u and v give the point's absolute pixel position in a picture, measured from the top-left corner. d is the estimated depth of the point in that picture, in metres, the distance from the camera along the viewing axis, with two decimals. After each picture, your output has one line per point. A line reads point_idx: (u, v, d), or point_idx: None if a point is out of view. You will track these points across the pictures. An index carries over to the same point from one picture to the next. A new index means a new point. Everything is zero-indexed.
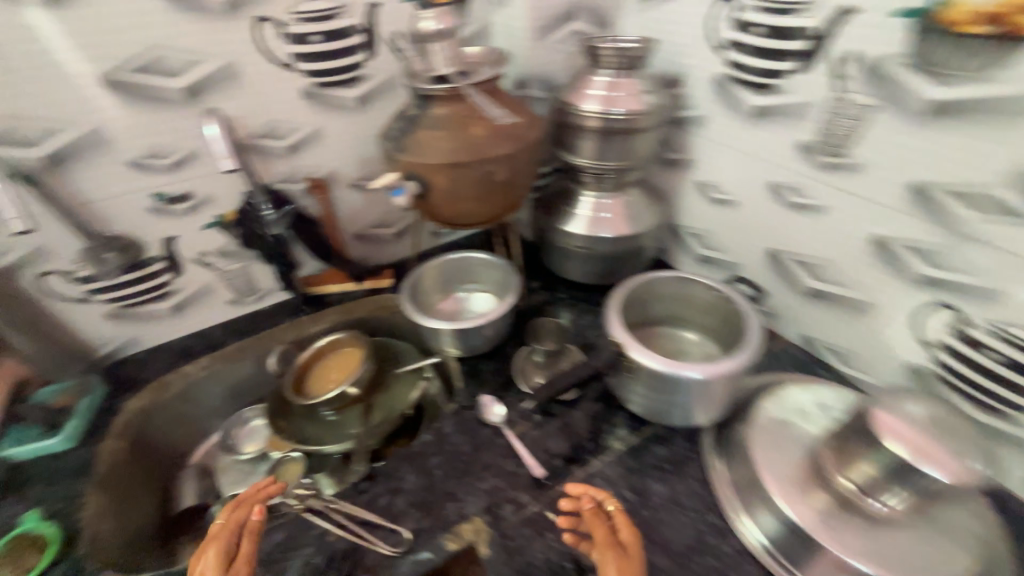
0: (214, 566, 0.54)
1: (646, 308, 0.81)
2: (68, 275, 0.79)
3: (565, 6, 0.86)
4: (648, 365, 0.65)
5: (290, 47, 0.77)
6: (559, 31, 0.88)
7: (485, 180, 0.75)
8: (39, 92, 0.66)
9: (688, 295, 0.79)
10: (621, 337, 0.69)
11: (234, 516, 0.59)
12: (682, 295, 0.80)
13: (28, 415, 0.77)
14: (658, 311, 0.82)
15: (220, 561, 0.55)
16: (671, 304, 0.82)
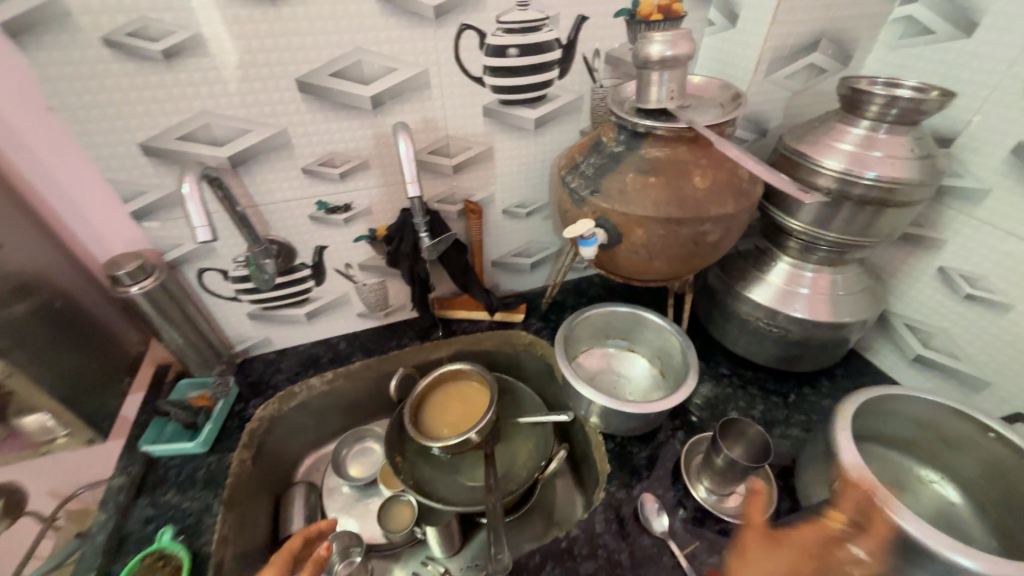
0: None
1: (874, 425, 0.67)
2: (225, 273, 0.77)
3: (809, 34, 0.71)
4: (897, 522, 0.51)
5: (486, 59, 0.69)
6: (793, 63, 0.73)
7: (693, 241, 0.62)
8: (239, 90, 0.61)
9: (941, 426, 0.64)
10: (861, 475, 0.56)
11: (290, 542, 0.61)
12: (933, 424, 0.65)
13: (172, 414, 0.74)
14: (887, 431, 0.69)
15: None
16: (910, 429, 0.67)
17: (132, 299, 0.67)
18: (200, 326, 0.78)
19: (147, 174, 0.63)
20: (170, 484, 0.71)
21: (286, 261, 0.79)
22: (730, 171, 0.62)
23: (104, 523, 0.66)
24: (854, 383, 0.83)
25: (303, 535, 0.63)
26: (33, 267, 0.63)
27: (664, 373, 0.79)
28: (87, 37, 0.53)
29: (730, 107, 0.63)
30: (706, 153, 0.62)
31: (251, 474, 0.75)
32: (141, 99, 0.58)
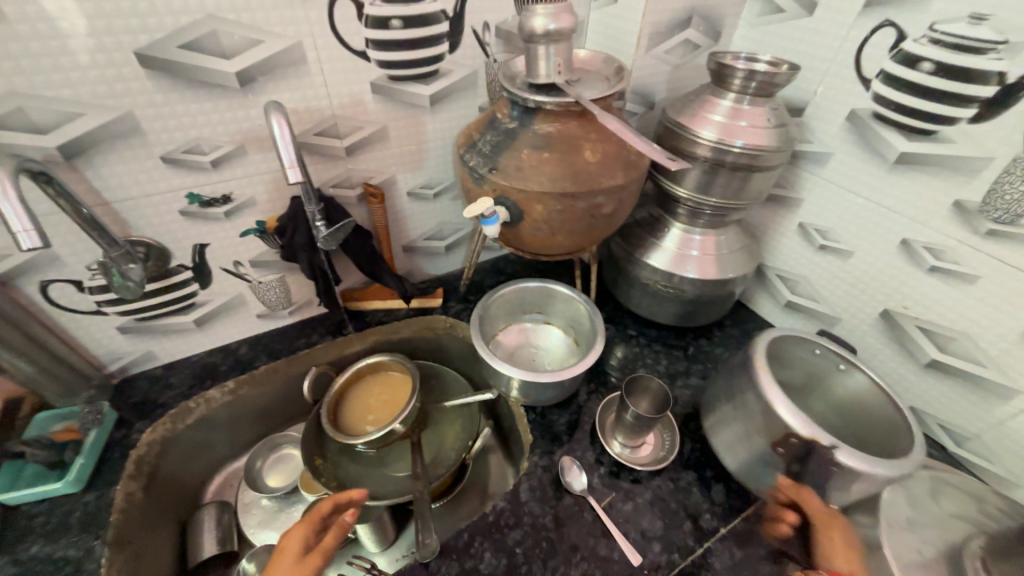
0: (296, 550, 0.56)
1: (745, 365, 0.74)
2: (78, 284, 0.66)
3: (683, 10, 0.75)
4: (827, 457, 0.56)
5: (367, 31, 0.64)
6: (671, 38, 0.77)
7: (590, 214, 0.64)
8: (58, 66, 0.51)
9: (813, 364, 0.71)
10: (802, 425, 0.58)
11: (320, 505, 0.62)
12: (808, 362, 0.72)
13: (29, 455, 0.64)
14: None
15: (301, 546, 0.56)
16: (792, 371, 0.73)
17: None
18: (54, 349, 0.67)
19: None
20: (37, 535, 0.61)
21: (157, 264, 0.69)
22: (619, 144, 0.65)
23: None
24: (741, 331, 0.94)
25: (332, 502, 0.63)
26: None
27: (578, 342, 0.83)
28: None
29: (615, 81, 0.65)
30: (596, 127, 0.64)
31: (142, 507, 0.67)
32: None
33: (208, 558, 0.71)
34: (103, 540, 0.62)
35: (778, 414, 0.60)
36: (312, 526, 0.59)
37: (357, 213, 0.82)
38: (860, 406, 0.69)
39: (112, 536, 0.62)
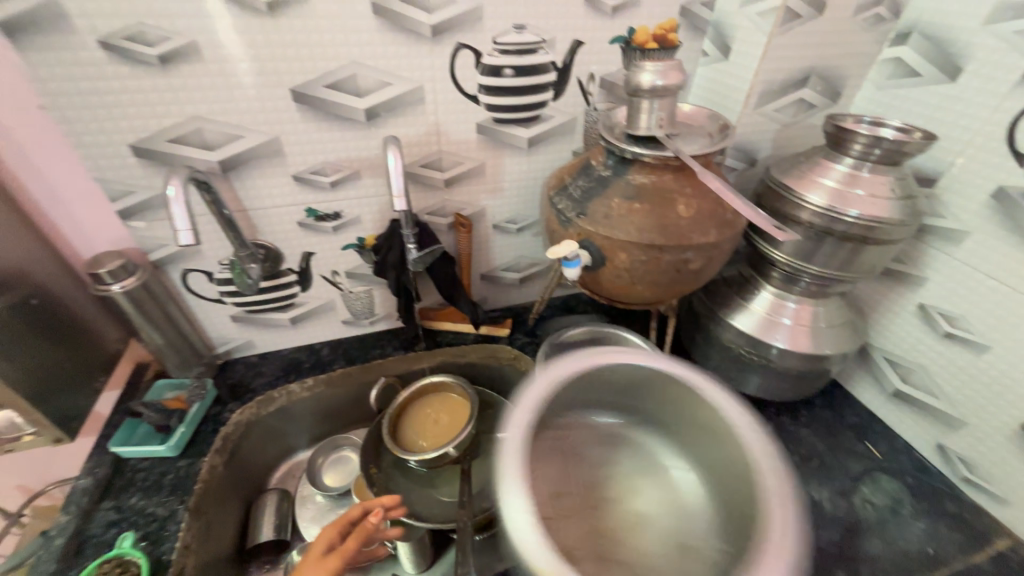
0: (322, 545, 0.59)
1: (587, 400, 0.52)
2: (209, 275, 0.77)
3: (800, 70, 0.72)
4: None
5: (481, 78, 0.70)
6: (783, 97, 0.74)
7: (675, 268, 0.62)
8: (232, 96, 0.61)
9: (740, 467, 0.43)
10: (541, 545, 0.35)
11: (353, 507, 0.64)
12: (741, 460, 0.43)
13: (144, 416, 0.73)
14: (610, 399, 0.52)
15: (326, 543, 0.59)
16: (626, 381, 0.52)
17: (111, 297, 0.67)
18: (181, 327, 0.77)
19: (136, 175, 0.63)
20: (135, 489, 0.70)
21: (271, 266, 0.78)
22: (714, 201, 0.63)
23: (65, 526, 0.65)
24: (833, 415, 0.84)
25: (360, 508, 0.64)
26: (12, 262, 0.62)
27: None
28: (81, 39, 0.53)
29: (718, 138, 0.64)
30: (691, 182, 0.63)
31: (219, 481, 0.74)
32: (133, 101, 0.58)
33: (263, 543, 0.75)
34: (185, 505, 0.68)
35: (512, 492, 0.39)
36: (339, 531, 0.61)
37: (444, 239, 0.88)
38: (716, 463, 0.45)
39: (193, 504, 0.68)
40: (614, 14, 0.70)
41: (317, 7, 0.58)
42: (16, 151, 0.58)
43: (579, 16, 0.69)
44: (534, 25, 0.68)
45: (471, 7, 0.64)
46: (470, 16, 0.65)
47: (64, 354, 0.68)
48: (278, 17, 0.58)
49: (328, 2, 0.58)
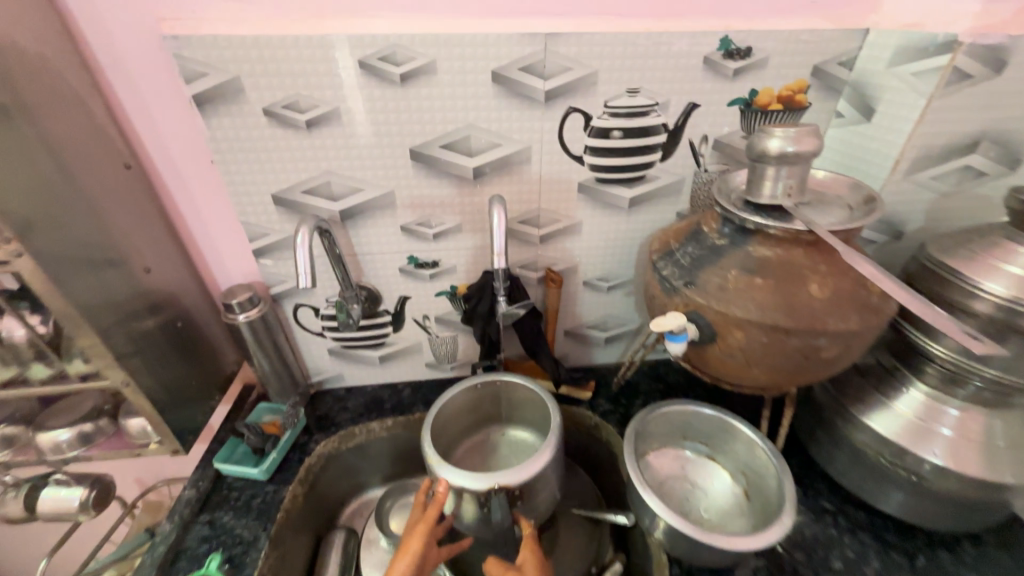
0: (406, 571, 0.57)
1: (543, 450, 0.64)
2: (316, 310, 0.83)
3: (967, 134, 0.62)
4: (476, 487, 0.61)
5: (589, 139, 0.70)
6: (943, 164, 0.64)
7: (804, 355, 0.54)
8: (359, 154, 0.67)
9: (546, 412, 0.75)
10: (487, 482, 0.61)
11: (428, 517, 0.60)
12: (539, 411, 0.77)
13: (246, 436, 0.78)
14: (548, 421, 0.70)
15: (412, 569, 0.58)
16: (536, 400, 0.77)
17: (237, 325, 0.74)
18: (286, 356, 0.83)
19: (273, 220, 0.71)
20: (228, 507, 0.74)
21: (370, 306, 0.83)
22: (856, 282, 0.54)
23: (167, 534, 0.69)
24: (1011, 560, 0.65)
25: (419, 538, 0.59)
26: (167, 289, 0.71)
27: (750, 495, 0.68)
28: (251, 107, 0.62)
29: (859, 212, 0.56)
30: (826, 259, 0.55)
31: (297, 512, 0.75)
32: (280, 157, 0.66)
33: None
34: (266, 533, 0.70)
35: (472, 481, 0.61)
36: (416, 559, 0.58)
37: (533, 292, 0.86)
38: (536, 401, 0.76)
39: (274, 533, 0.70)
40: (736, 76, 0.67)
41: (443, 77, 0.63)
42: (186, 197, 0.69)
43: (696, 79, 0.66)
44: (647, 89, 0.67)
45: (586, 74, 0.65)
46: (584, 82, 0.65)
47: (192, 372, 0.76)
48: (408, 86, 0.63)
49: (453, 72, 0.63)
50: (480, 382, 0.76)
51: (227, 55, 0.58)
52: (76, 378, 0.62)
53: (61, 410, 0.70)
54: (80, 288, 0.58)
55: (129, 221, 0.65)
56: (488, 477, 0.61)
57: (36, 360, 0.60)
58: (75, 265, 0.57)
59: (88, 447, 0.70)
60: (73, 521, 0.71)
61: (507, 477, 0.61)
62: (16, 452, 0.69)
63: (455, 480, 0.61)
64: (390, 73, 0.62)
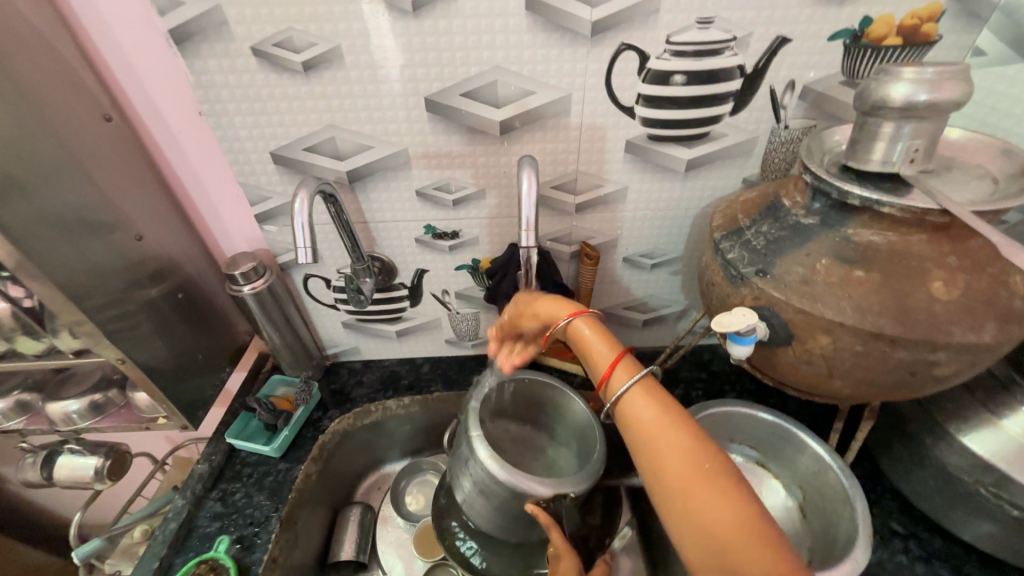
0: None
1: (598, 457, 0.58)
2: (327, 282, 0.76)
3: None
4: (539, 491, 0.54)
5: (643, 87, 0.56)
6: None
7: (911, 371, 0.43)
8: (370, 105, 0.57)
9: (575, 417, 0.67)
10: (545, 490, 0.54)
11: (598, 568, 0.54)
12: (581, 421, 0.67)
13: (257, 412, 0.74)
14: (576, 416, 0.67)
15: None
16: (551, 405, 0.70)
17: (242, 297, 0.68)
18: (298, 330, 0.78)
19: (273, 181, 0.63)
20: (241, 483, 0.73)
21: (384, 279, 0.75)
22: (995, 280, 0.42)
23: (179, 509, 0.68)
24: None
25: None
26: (167, 256, 0.65)
27: (807, 512, 0.60)
28: (239, 46, 0.52)
29: (1010, 188, 0.44)
30: (957, 248, 0.43)
31: (314, 489, 0.72)
32: (276, 108, 0.57)
33: (344, 561, 0.71)
34: (277, 515, 0.68)
35: (529, 482, 0.55)
36: None
37: (565, 269, 0.76)
38: (557, 402, 0.69)
39: (286, 513, 0.67)
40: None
41: (466, 5, 0.51)
42: (178, 154, 0.61)
43: (791, 4, 0.51)
44: (723, 19, 0.52)
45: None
46: (642, 10, 0.52)
47: (201, 344, 0.72)
48: (422, 19, 0.51)
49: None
50: (511, 381, 0.66)
51: None
52: (70, 353, 0.59)
53: (70, 380, 0.68)
54: (60, 259, 0.52)
55: (117, 183, 0.58)
56: (553, 484, 0.55)
57: (25, 334, 0.57)
58: (52, 234, 0.52)
59: (99, 418, 0.69)
60: (92, 488, 0.73)
61: (573, 482, 0.55)
62: (29, 420, 0.69)
63: (516, 484, 0.54)
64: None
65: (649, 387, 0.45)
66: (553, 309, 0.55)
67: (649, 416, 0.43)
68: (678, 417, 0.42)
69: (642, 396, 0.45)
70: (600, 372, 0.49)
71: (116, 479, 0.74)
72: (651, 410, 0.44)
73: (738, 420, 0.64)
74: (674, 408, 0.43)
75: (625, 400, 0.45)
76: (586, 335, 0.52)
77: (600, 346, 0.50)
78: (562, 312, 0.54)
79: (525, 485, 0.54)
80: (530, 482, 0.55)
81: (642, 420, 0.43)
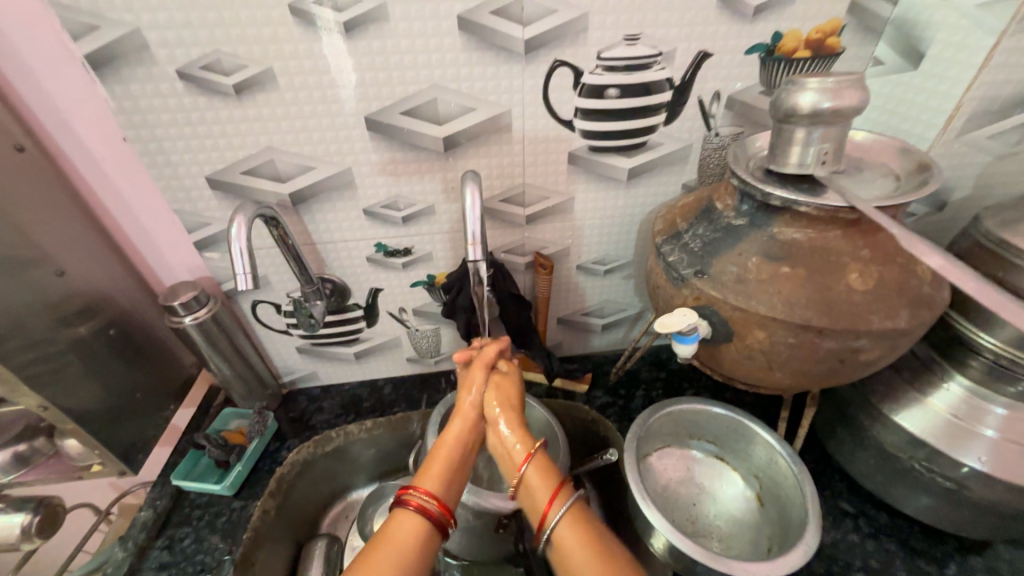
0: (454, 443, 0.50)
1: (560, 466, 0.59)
2: (277, 307, 0.74)
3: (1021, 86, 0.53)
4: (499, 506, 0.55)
5: (580, 100, 0.58)
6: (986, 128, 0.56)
7: (838, 359, 0.46)
8: (309, 126, 0.56)
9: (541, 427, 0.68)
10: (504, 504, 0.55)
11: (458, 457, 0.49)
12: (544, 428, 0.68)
13: (206, 449, 0.70)
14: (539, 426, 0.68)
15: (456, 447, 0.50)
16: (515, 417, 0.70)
17: (184, 329, 0.65)
18: (249, 359, 0.75)
19: (212, 207, 0.61)
20: (190, 527, 0.68)
21: (338, 300, 0.74)
22: (904, 269, 0.46)
23: (120, 563, 0.64)
24: None
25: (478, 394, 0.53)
26: (97, 291, 0.62)
27: (764, 501, 0.62)
28: (164, 70, 0.50)
29: (909, 184, 0.48)
30: (869, 242, 0.46)
31: (272, 526, 0.69)
32: (210, 132, 0.55)
33: None
34: (231, 558, 0.64)
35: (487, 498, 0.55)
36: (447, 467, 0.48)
37: (521, 280, 0.77)
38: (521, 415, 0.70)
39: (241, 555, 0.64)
40: (757, 16, 0.55)
41: (399, 26, 0.51)
42: (104, 183, 0.58)
43: (709, 20, 0.55)
44: (649, 36, 0.55)
45: (574, 17, 0.53)
46: (572, 28, 0.54)
47: (139, 382, 0.68)
48: (356, 39, 0.51)
49: (410, 18, 0.51)
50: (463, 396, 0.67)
51: (121, 3, 0.46)
52: None
53: None
54: None
55: (35, 218, 0.54)
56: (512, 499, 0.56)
57: None
58: None
59: (24, 470, 0.63)
60: (18, 550, 0.66)
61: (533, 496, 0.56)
62: None
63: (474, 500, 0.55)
64: (332, 21, 0.50)
65: (581, 523, 0.44)
66: (506, 441, 0.50)
67: (589, 564, 0.42)
68: (611, 559, 0.42)
69: (576, 534, 0.44)
70: (536, 502, 0.46)
71: (47, 536, 0.68)
72: (587, 553, 0.42)
73: (696, 416, 0.65)
74: (613, 554, 0.42)
75: (561, 538, 0.44)
76: (530, 470, 0.47)
77: (540, 477, 0.47)
78: (514, 443, 0.49)
79: (483, 498, 0.55)
80: (490, 498, 0.55)
81: (574, 563, 0.42)
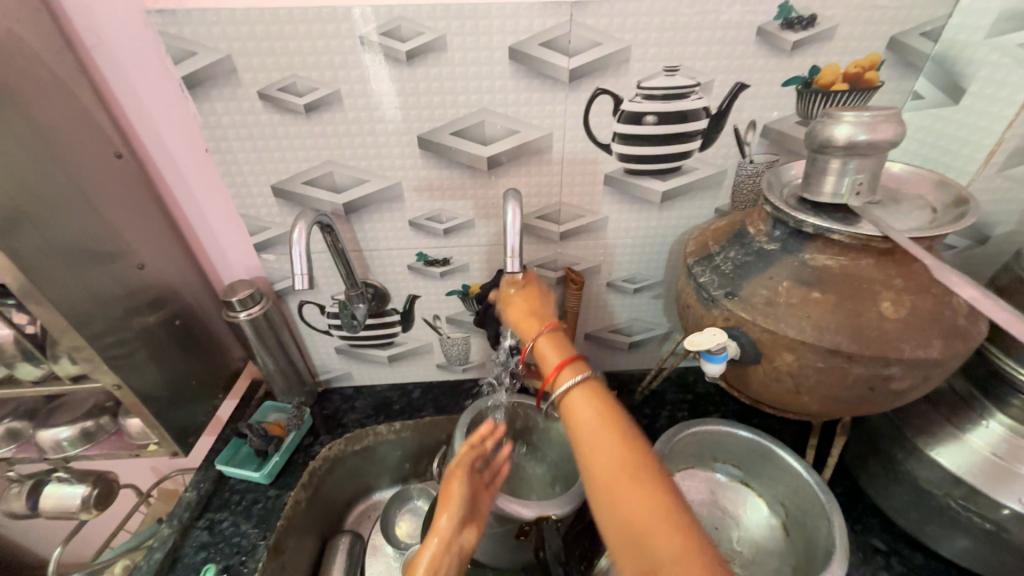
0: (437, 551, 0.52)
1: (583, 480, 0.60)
2: (321, 307, 0.78)
3: None
4: (520, 512, 0.57)
5: (619, 126, 0.62)
6: None
7: (868, 386, 0.46)
8: (366, 143, 0.61)
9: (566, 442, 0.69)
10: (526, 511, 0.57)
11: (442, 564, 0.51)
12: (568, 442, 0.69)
13: (248, 438, 0.75)
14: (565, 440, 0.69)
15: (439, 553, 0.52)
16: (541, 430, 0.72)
17: (238, 323, 0.70)
18: (292, 356, 0.80)
19: (273, 213, 0.67)
20: (229, 511, 0.72)
21: (377, 305, 0.78)
22: (939, 301, 0.46)
23: (165, 539, 0.68)
24: None
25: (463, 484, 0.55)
26: (167, 284, 0.68)
27: (790, 530, 0.62)
28: (246, 91, 0.57)
29: (946, 217, 0.48)
30: (902, 271, 0.47)
31: (302, 517, 0.72)
32: (278, 146, 0.61)
33: None
34: (264, 543, 0.68)
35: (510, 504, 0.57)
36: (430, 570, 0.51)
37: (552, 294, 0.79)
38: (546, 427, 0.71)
39: (273, 541, 0.67)
40: (795, 51, 0.57)
41: (455, 55, 0.56)
42: (183, 187, 0.65)
43: (747, 54, 0.57)
44: (688, 68, 0.58)
45: (618, 49, 0.56)
46: (614, 59, 0.57)
47: (194, 370, 0.73)
48: (415, 66, 0.56)
49: (465, 48, 0.55)
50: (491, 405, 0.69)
51: (216, 31, 0.53)
52: (67, 378, 0.61)
53: (63, 408, 0.69)
54: (65, 288, 0.54)
55: (124, 215, 0.61)
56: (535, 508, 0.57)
57: (24, 360, 0.58)
58: (62, 263, 0.54)
59: (89, 444, 0.69)
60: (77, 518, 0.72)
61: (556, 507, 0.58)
62: (19, 448, 0.69)
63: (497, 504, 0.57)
64: (395, 51, 0.55)
65: (592, 388, 0.50)
66: (531, 317, 0.60)
67: (592, 414, 0.47)
68: (610, 413, 0.47)
69: (581, 388, 0.50)
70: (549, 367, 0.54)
71: (102, 509, 0.73)
72: (591, 408, 0.48)
73: (722, 438, 0.66)
74: (614, 409, 0.47)
75: (566, 395, 0.50)
76: (543, 342, 0.56)
77: (552, 345, 0.55)
78: (539, 322, 0.59)
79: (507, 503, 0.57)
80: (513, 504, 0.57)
81: (578, 414, 0.48)
